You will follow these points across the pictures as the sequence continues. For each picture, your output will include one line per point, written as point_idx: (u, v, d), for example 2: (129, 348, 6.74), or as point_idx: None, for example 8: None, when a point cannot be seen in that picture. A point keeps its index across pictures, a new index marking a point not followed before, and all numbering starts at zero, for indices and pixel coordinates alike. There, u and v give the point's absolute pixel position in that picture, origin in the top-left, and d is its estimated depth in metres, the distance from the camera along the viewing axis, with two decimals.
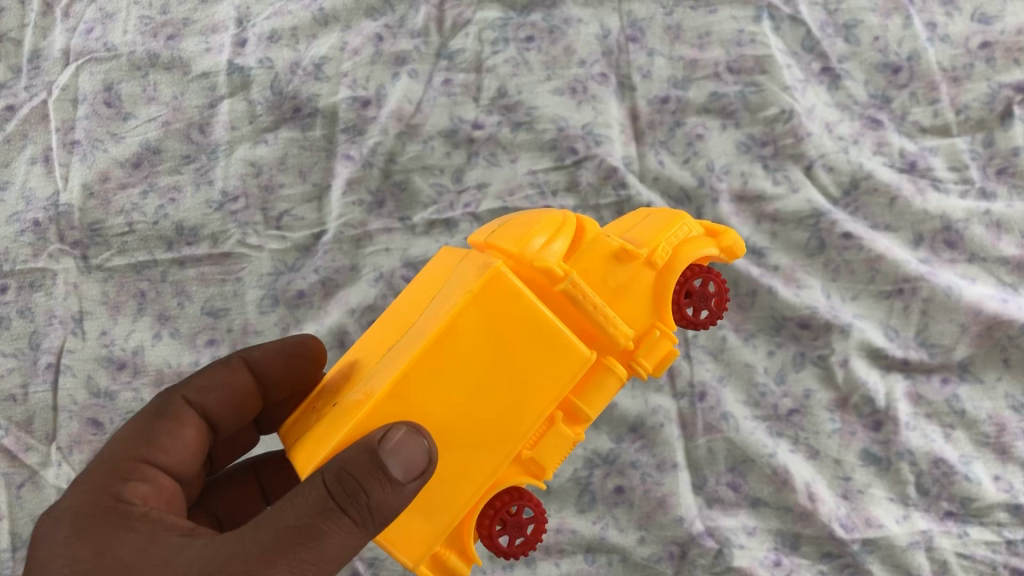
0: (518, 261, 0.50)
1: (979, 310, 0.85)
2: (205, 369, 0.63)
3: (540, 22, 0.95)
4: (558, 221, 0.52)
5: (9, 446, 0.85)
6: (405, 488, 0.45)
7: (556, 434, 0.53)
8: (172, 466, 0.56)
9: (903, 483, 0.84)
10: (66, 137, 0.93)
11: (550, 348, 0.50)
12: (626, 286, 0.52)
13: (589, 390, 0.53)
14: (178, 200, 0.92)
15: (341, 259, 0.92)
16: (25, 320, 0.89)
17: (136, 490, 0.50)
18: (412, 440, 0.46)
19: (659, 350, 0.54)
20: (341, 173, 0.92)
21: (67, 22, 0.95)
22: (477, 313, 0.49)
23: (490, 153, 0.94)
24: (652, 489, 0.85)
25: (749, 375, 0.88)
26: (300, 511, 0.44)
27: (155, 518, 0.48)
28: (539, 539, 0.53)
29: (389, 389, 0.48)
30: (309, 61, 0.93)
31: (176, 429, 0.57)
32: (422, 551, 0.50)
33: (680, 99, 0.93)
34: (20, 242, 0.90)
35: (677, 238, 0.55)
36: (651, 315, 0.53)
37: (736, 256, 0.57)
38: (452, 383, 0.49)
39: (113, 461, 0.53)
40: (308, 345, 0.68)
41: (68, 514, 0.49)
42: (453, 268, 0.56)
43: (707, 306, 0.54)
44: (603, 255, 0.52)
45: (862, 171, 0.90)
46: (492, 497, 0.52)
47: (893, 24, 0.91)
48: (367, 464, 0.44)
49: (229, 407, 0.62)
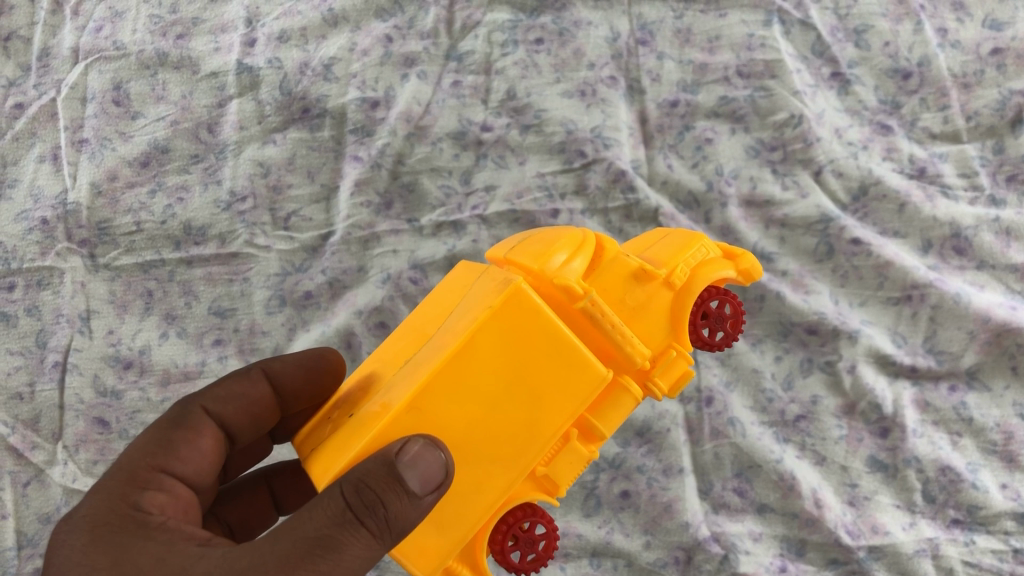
0: (538, 277, 0.51)
1: (988, 317, 0.85)
2: (223, 379, 0.63)
3: (550, 25, 0.94)
4: (578, 239, 0.54)
5: (15, 444, 0.85)
6: (423, 501, 0.46)
7: (571, 451, 0.53)
8: (188, 476, 0.55)
9: (910, 490, 0.84)
10: (74, 135, 0.93)
11: (567, 364, 0.50)
12: (643, 305, 0.53)
13: (604, 408, 0.53)
14: (186, 200, 0.92)
15: (348, 260, 0.92)
16: (32, 318, 0.89)
17: (154, 499, 0.50)
18: (430, 453, 0.46)
19: (675, 370, 0.54)
20: (349, 174, 0.92)
21: (76, 20, 0.95)
22: (497, 329, 0.49)
23: (498, 155, 0.93)
24: (658, 494, 0.85)
25: (756, 380, 0.89)
26: (319, 523, 0.44)
27: (172, 528, 0.48)
28: (551, 556, 0.53)
29: (408, 402, 0.48)
30: (318, 61, 0.93)
31: (194, 439, 0.57)
32: (435, 563, 0.51)
33: (689, 103, 0.93)
34: (27, 241, 0.91)
35: (696, 259, 0.55)
36: (667, 335, 0.54)
37: (753, 279, 0.57)
38: (470, 397, 0.49)
39: (131, 468, 0.52)
40: (329, 358, 0.67)
41: (85, 521, 0.49)
42: (471, 282, 0.56)
43: (722, 327, 0.55)
44: (622, 274, 0.53)
45: (871, 177, 0.89)
46: (505, 513, 0.52)
47: (904, 30, 0.91)
48: (385, 476, 0.44)
49: (247, 417, 0.62)
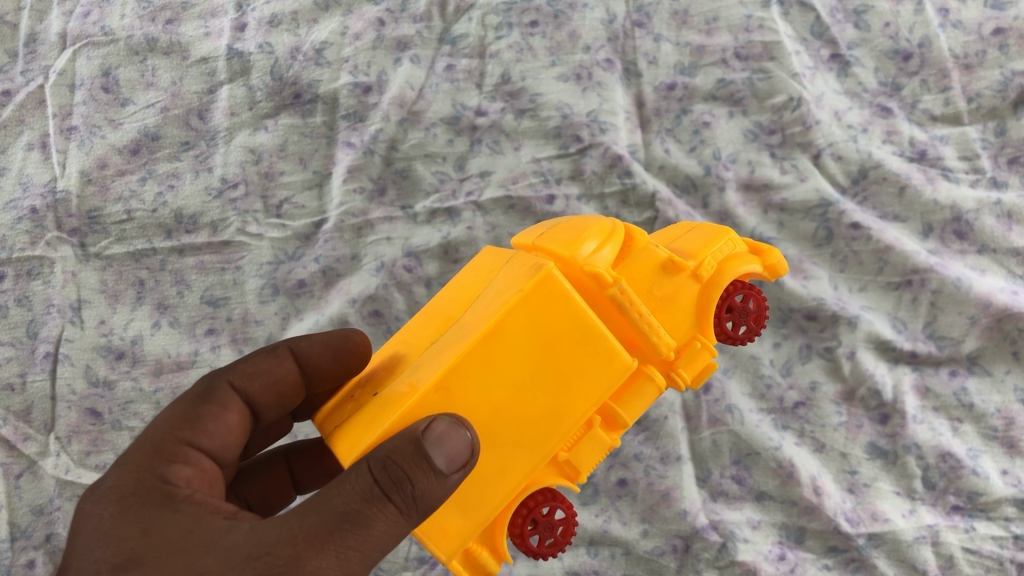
0: (567, 264, 0.50)
1: (989, 302, 0.84)
2: (251, 355, 0.61)
3: (544, 7, 0.93)
4: (607, 229, 0.53)
5: (7, 435, 0.85)
6: (449, 480, 0.45)
7: (593, 438, 0.52)
8: (215, 450, 0.54)
9: (910, 477, 0.83)
10: (63, 123, 0.91)
11: (593, 351, 0.50)
12: (670, 296, 0.52)
13: (628, 396, 0.53)
14: (177, 187, 0.91)
15: (342, 248, 0.90)
16: (23, 309, 0.88)
17: (181, 472, 0.49)
18: (456, 432, 0.45)
19: (700, 362, 0.53)
20: (342, 160, 0.91)
21: (63, 5, 0.93)
22: (526, 313, 0.48)
23: (493, 140, 0.92)
24: (656, 482, 0.84)
25: (754, 367, 0.88)
26: (348, 497, 0.43)
27: (200, 500, 0.47)
28: (569, 542, 0.53)
29: (436, 383, 0.47)
30: (309, 46, 0.92)
31: (220, 414, 0.55)
32: (456, 545, 0.50)
33: (687, 86, 0.91)
34: (16, 231, 0.89)
35: (723, 253, 0.54)
36: (693, 326, 0.53)
37: (778, 276, 0.57)
38: (496, 381, 0.49)
39: (157, 441, 0.51)
40: (355, 340, 0.63)
41: (113, 492, 0.47)
42: (498, 266, 0.56)
43: (746, 321, 0.55)
44: (650, 265, 0.53)
45: (871, 160, 0.88)
46: (526, 496, 0.52)
47: (905, 10, 0.89)
48: (412, 453, 0.44)
49: (273, 395, 0.60)
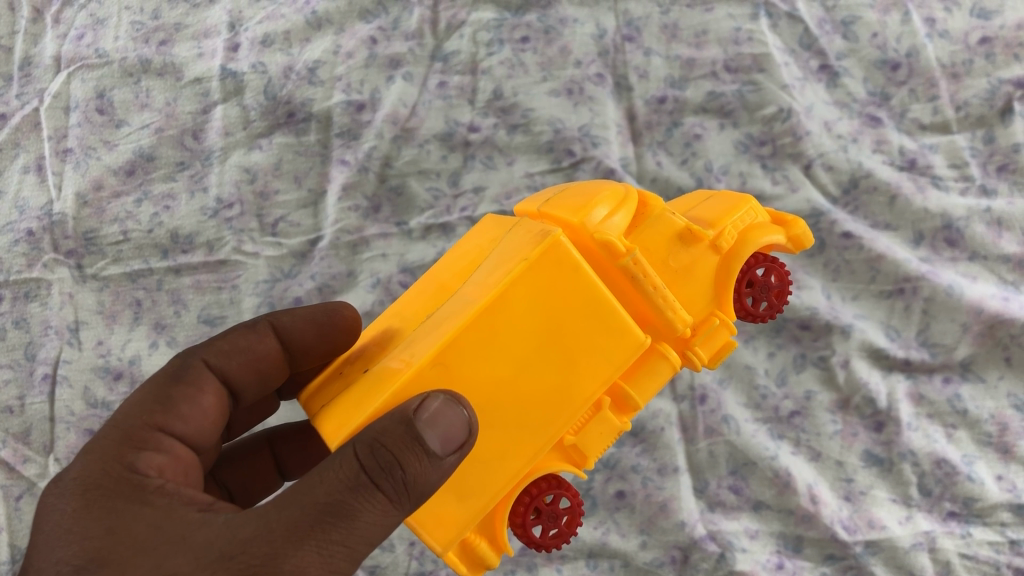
0: (576, 231, 0.51)
1: (980, 308, 0.84)
2: (229, 333, 0.62)
3: (535, 23, 0.93)
4: (620, 195, 0.53)
5: (7, 458, 0.85)
6: (443, 463, 0.45)
7: (602, 420, 0.53)
8: (190, 435, 0.55)
9: (905, 484, 0.83)
10: (58, 145, 0.92)
11: (600, 326, 0.51)
12: (689, 266, 0.53)
13: (639, 376, 0.53)
14: (173, 208, 0.91)
15: (338, 265, 0.91)
16: (21, 331, 0.88)
17: (151, 460, 0.50)
18: (451, 410, 0.45)
19: (717, 340, 0.54)
20: (336, 177, 0.92)
21: (58, 28, 0.94)
22: (530, 283, 0.49)
23: (486, 156, 0.93)
24: (653, 493, 0.84)
25: (750, 377, 0.88)
26: (329, 488, 0.43)
27: (171, 491, 0.47)
28: (573, 533, 0.53)
29: (434, 357, 0.48)
30: (302, 65, 0.92)
31: (195, 395, 0.56)
32: (452, 534, 0.50)
33: (677, 99, 0.92)
34: (13, 253, 0.90)
35: (745, 223, 0.55)
36: (711, 301, 0.54)
37: (803, 247, 0.58)
38: (499, 356, 0.49)
39: (126, 426, 0.52)
40: (342, 314, 0.64)
41: (76, 486, 0.48)
42: (499, 236, 0.56)
43: (768, 298, 0.55)
44: (667, 234, 0.53)
45: (861, 170, 0.89)
46: (528, 484, 0.52)
47: (892, 21, 0.90)
48: (403, 436, 0.43)
49: (252, 373, 0.61)
